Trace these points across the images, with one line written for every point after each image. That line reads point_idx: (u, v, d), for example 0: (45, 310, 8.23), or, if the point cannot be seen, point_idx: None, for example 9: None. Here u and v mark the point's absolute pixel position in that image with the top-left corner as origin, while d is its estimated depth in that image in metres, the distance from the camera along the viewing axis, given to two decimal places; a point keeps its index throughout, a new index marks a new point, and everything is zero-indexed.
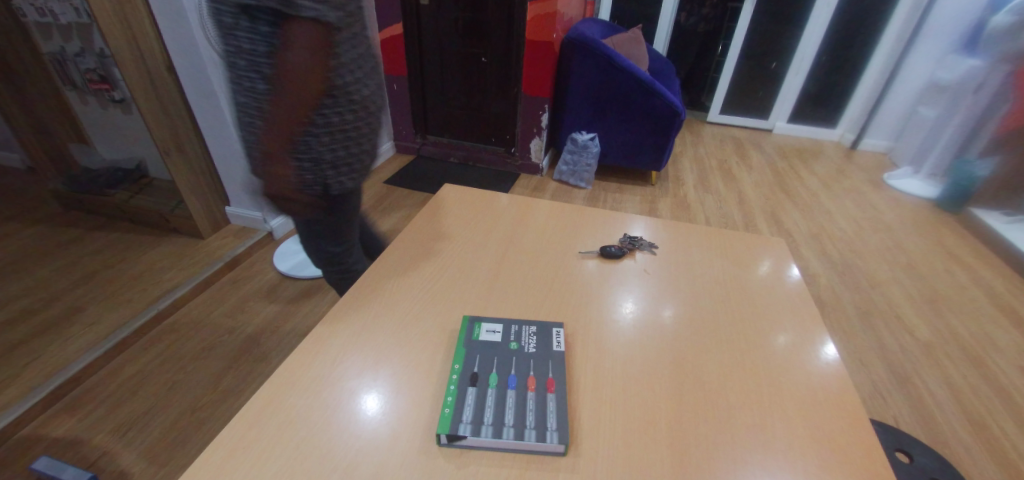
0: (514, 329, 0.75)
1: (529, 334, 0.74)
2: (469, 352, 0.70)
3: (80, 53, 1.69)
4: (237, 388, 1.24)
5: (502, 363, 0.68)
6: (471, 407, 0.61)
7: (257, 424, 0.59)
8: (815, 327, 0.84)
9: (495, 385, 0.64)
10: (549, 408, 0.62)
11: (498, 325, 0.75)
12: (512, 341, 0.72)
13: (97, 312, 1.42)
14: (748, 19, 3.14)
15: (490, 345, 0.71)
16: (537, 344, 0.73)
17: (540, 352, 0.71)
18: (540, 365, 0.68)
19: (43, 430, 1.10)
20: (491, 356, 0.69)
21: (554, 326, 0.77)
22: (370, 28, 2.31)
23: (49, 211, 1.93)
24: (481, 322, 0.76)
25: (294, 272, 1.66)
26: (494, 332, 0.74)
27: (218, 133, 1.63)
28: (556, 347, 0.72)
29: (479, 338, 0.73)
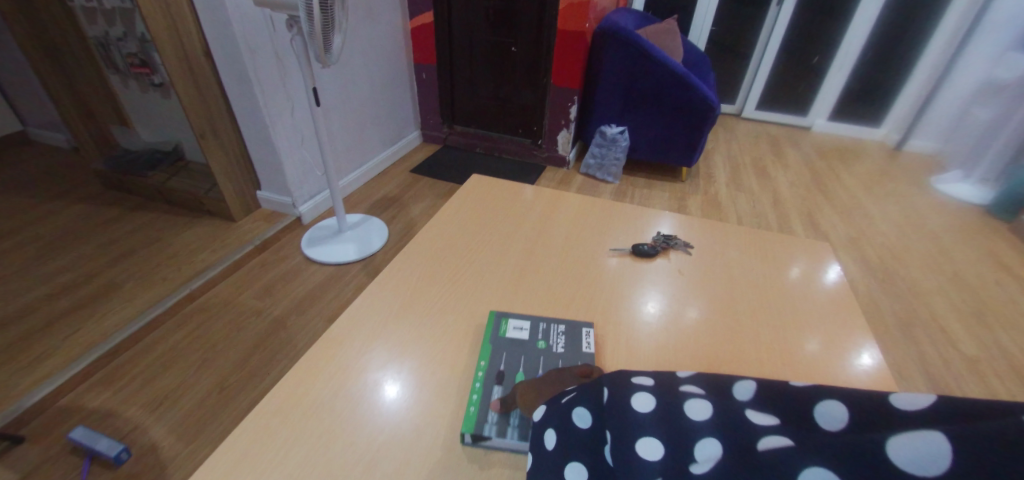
0: (540, 328, 0.73)
1: (557, 333, 0.72)
2: (495, 349, 0.68)
3: (122, 38, 1.75)
4: (263, 368, 1.26)
5: (529, 362, 0.67)
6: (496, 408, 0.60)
7: (283, 410, 0.59)
8: (854, 333, 0.79)
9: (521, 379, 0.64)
10: None
11: (525, 323, 0.74)
12: (540, 340, 0.71)
13: (134, 289, 1.48)
14: (792, 9, 2.98)
15: (517, 343, 0.70)
16: (565, 343, 0.71)
17: (568, 352, 0.69)
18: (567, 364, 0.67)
19: (82, 400, 1.16)
20: (523, 352, 0.69)
21: (584, 326, 0.74)
22: (401, 16, 2.30)
23: (93, 189, 2.03)
24: (509, 318, 0.74)
25: (354, 255, 1.70)
26: (522, 329, 0.72)
27: (252, 118, 1.66)
28: (586, 348, 0.70)
29: (506, 335, 0.71)
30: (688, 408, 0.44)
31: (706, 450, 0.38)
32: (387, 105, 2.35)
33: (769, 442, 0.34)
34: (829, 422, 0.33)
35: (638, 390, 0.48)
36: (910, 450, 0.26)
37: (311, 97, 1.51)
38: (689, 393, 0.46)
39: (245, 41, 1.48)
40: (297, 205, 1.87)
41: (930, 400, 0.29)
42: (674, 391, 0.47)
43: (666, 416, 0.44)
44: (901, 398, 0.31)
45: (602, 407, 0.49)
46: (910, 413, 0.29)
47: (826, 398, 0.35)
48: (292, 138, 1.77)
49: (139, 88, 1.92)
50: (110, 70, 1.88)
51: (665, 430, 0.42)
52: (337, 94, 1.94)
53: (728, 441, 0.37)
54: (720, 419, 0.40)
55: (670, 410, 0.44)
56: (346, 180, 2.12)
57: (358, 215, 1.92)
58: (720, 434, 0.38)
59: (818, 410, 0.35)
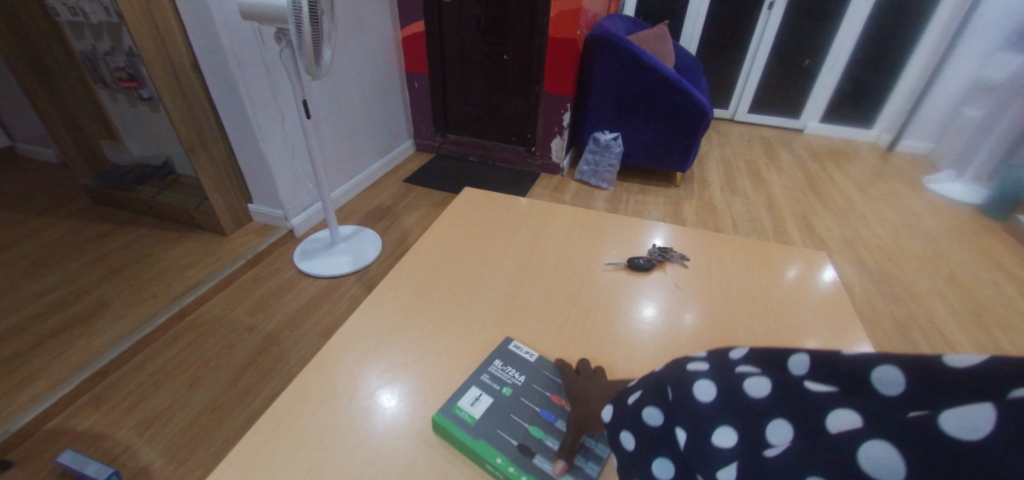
0: (489, 381, 0.64)
1: (502, 369, 0.66)
2: (486, 434, 0.56)
3: (110, 52, 1.73)
4: (256, 386, 1.24)
5: (517, 420, 0.59)
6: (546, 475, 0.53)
7: (268, 443, 0.56)
8: (852, 336, 0.78)
9: (545, 439, 0.57)
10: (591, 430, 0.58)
11: (472, 392, 0.62)
12: (503, 390, 0.63)
13: (124, 307, 1.45)
14: (781, 13, 3.01)
15: (489, 414, 0.59)
16: (519, 371, 0.66)
17: (523, 385, 0.64)
18: (534, 399, 0.62)
19: (69, 423, 1.13)
20: (504, 414, 0.59)
21: (506, 344, 0.71)
22: (392, 26, 2.30)
23: (82, 205, 2.00)
24: (455, 405, 0.59)
25: (348, 268, 1.68)
26: (480, 396, 0.61)
27: (242, 131, 1.65)
28: (529, 358, 0.69)
29: (478, 415, 0.58)
30: (749, 387, 0.40)
31: (784, 431, 0.35)
32: (379, 114, 2.34)
33: (842, 421, 0.32)
34: (889, 386, 0.31)
35: (700, 377, 0.45)
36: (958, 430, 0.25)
37: (301, 109, 1.50)
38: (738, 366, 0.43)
39: (233, 54, 1.47)
40: (289, 217, 1.85)
41: (980, 359, 0.27)
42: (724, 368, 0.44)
43: (725, 402, 0.41)
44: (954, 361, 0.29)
45: (663, 407, 0.46)
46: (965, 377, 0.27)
47: (875, 365, 0.32)
48: (283, 150, 1.75)
49: (128, 103, 1.90)
50: (98, 85, 1.86)
51: (733, 413, 0.40)
52: (328, 105, 1.93)
53: (801, 417, 0.35)
54: (783, 393, 0.38)
55: (731, 392, 0.41)
56: (338, 191, 2.10)
57: (351, 227, 1.91)
58: (789, 412, 0.36)
59: (864, 364, 0.33)
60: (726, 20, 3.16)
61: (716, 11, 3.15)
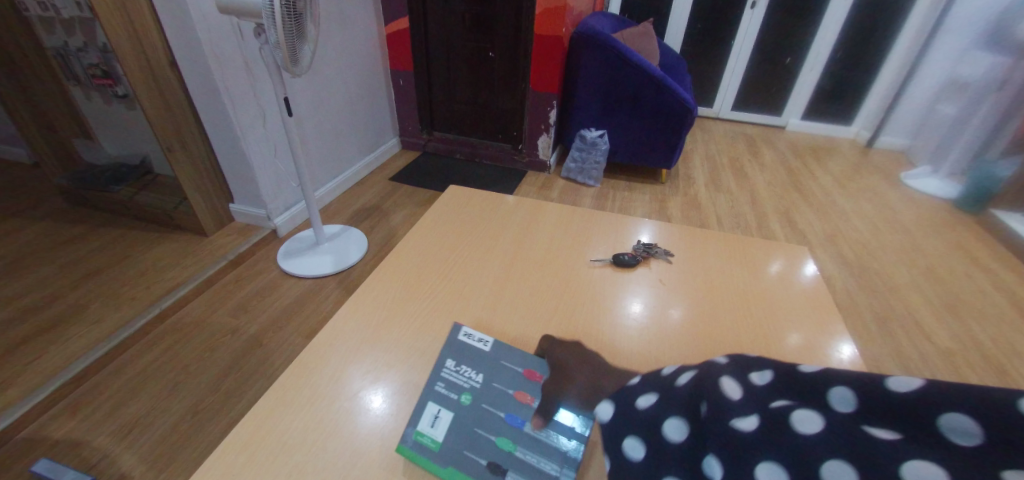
0: (444, 390, 0.61)
1: (458, 370, 0.63)
2: (454, 451, 0.55)
3: (82, 48, 1.68)
4: (239, 389, 1.22)
5: (483, 433, 0.57)
6: None
7: (248, 447, 0.55)
8: (832, 328, 0.79)
9: (514, 451, 0.56)
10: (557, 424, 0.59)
11: (430, 408, 0.59)
12: (463, 398, 0.60)
13: (101, 310, 1.41)
14: (763, 12, 3.05)
15: (451, 432, 0.57)
16: (473, 370, 0.64)
17: (482, 387, 0.62)
18: (494, 400, 0.61)
19: (45, 431, 1.10)
20: (468, 429, 0.57)
21: (457, 333, 0.68)
22: (376, 22, 2.28)
23: (55, 205, 1.95)
24: (415, 432, 0.56)
25: (330, 269, 1.66)
26: (439, 413, 0.58)
27: (222, 129, 1.61)
28: (483, 346, 0.67)
29: (438, 438, 0.56)
30: (795, 420, 0.38)
31: (751, 423, 0.41)
32: (364, 113, 2.32)
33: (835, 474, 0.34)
34: (885, 432, 0.34)
35: (735, 409, 0.42)
36: (958, 440, 0.31)
37: (283, 107, 1.47)
38: (734, 389, 0.45)
39: (212, 51, 1.44)
40: (272, 217, 1.82)
41: (977, 432, 0.31)
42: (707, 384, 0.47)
43: (709, 425, 0.43)
44: (950, 415, 0.32)
45: (688, 423, 0.46)
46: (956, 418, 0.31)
47: (868, 423, 0.35)
48: (265, 149, 1.72)
49: (103, 100, 1.85)
50: (70, 81, 1.81)
51: (781, 449, 0.37)
52: (310, 103, 1.90)
53: (793, 463, 0.36)
54: (833, 433, 0.36)
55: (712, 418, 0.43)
56: (323, 190, 2.08)
57: (336, 227, 1.88)
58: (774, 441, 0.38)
59: (863, 401, 0.36)
60: (710, 18, 3.19)
61: (700, 9, 3.18)
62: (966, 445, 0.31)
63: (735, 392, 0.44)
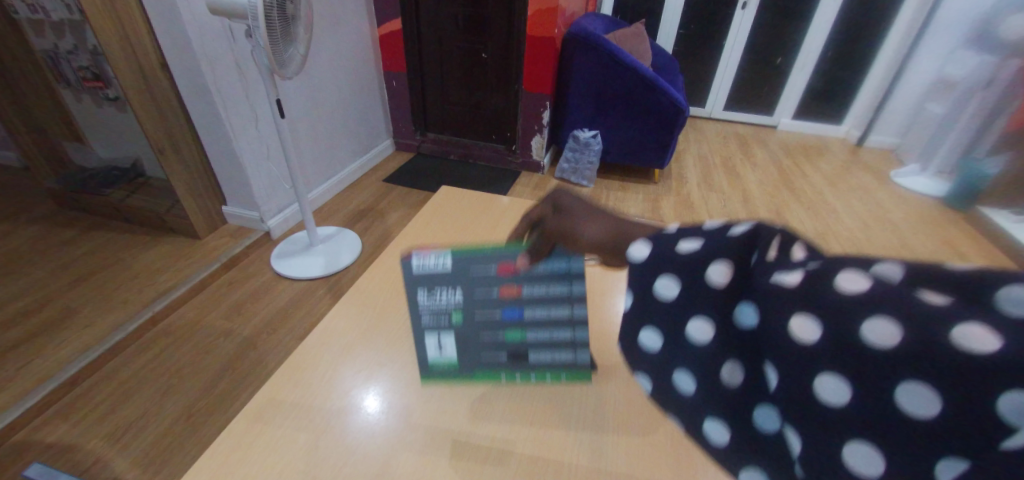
0: (432, 319, 0.53)
1: (433, 294, 0.52)
2: (477, 361, 0.53)
3: (72, 51, 1.67)
4: (232, 392, 1.22)
5: (490, 336, 0.52)
6: (551, 351, 0.53)
7: (240, 446, 0.55)
8: None
9: (526, 337, 0.52)
10: (563, 284, 0.51)
11: (431, 340, 0.53)
12: (456, 318, 0.52)
13: (92, 314, 1.41)
14: (753, 12, 3.08)
15: (463, 350, 0.53)
16: (446, 286, 0.52)
17: (462, 300, 0.52)
18: (483, 304, 0.52)
19: (36, 436, 1.09)
20: (473, 336, 0.52)
21: (407, 260, 0.52)
22: (369, 24, 2.28)
23: (46, 209, 1.93)
24: (429, 366, 0.53)
25: (320, 271, 1.65)
26: (441, 342, 0.53)
27: (214, 131, 1.61)
28: (439, 263, 0.52)
29: (455, 356, 0.53)
30: (854, 283, 0.24)
31: (752, 317, 0.29)
32: (357, 114, 2.32)
33: (794, 442, 0.26)
34: (837, 393, 0.24)
35: (780, 266, 0.28)
36: (914, 410, 0.22)
37: (275, 109, 1.47)
38: (749, 254, 0.30)
39: (202, 52, 1.44)
40: (265, 219, 1.81)
41: (935, 397, 0.21)
42: (698, 280, 0.31)
43: (680, 293, 0.32)
44: (920, 380, 0.22)
45: (713, 274, 0.30)
46: (902, 345, 0.22)
47: (816, 369, 0.25)
48: (257, 150, 1.72)
49: (93, 103, 1.84)
50: (60, 84, 1.80)
51: (821, 308, 0.25)
52: (303, 104, 1.90)
53: (832, 335, 0.24)
54: (886, 325, 0.23)
55: (699, 294, 0.31)
56: (316, 192, 2.07)
57: (330, 229, 1.88)
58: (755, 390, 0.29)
59: (837, 321, 0.24)
60: (701, 19, 3.21)
61: (692, 10, 3.20)
62: (926, 418, 0.22)
63: (722, 277, 0.30)
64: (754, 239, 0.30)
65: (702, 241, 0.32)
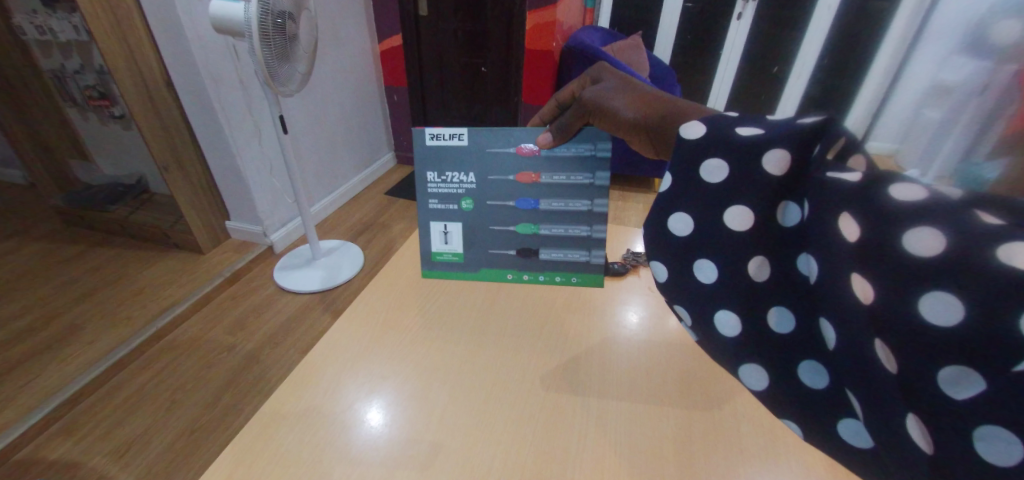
0: (441, 205, 0.74)
1: (452, 178, 0.71)
2: (475, 254, 0.77)
3: (79, 71, 1.71)
4: (236, 406, 1.21)
5: (501, 228, 0.74)
6: (552, 247, 0.74)
7: (244, 460, 0.55)
8: None
9: (537, 231, 0.73)
10: (565, 177, 0.67)
11: (443, 225, 0.75)
12: (466, 204, 0.73)
13: (96, 330, 1.41)
14: (749, 22, 3.11)
15: (463, 240, 0.76)
16: (461, 173, 0.70)
17: (477, 188, 0.71)
18: (498, 193, 0.71)
19: (39, 453, 1.09)
20: (485, 228, 0.74)
21: (427, 142, 0.70)
22: (370, 40, 2.32)
23: (51, 226, 1.95)
24: (437, 254, 0.79)
25: (316, 286, 1.65)
26: (448, 229, 0.75)
27: (218, 146, 1.63)
28: (460, 141, 0.69)
29: (458, 249, 0.77)
30: (902, 191, 0.26)
31: (796, 216, 0.34)
32: (359, 129, 2.34)
33: (831, 336, 0.31)
34: (888, 358, 0.27)
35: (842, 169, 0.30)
36: (933, 323, 0.24)
37: (278, 124, 1.50)
38: (811, 147, 0.33)
39: (207, 71, 1.47)
40: (268, 233, 1.82)
41: (982, 385, 0.23)
42: (765, 199, 0.35)
43: (733, 180, 0.37)
44: (949, 292, 0.24)
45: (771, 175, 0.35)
46: (923, 263, 0.24)
47: (898, 253, 0.25)
48: (260, 166, 1.74)
49: (99, 121, 1.87)
50: (67, 103, 1.83)
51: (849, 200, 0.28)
52: (305, 119, 1.92)
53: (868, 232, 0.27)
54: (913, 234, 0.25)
55: (750, 179, 0.36)
56: (318, 206, 2.09)
57: (332, 242, 1.89)
58: (812, 316, 0.34)
59: (874, 236, 0.26)
60: (697, 31, 3.26)
61: (687, 21, 3.26)
62: (958, 401, 0.24)
63: (779, 166, 0.34)
64: (822, 130, 0.32)
65: (764, 128, 0.36)
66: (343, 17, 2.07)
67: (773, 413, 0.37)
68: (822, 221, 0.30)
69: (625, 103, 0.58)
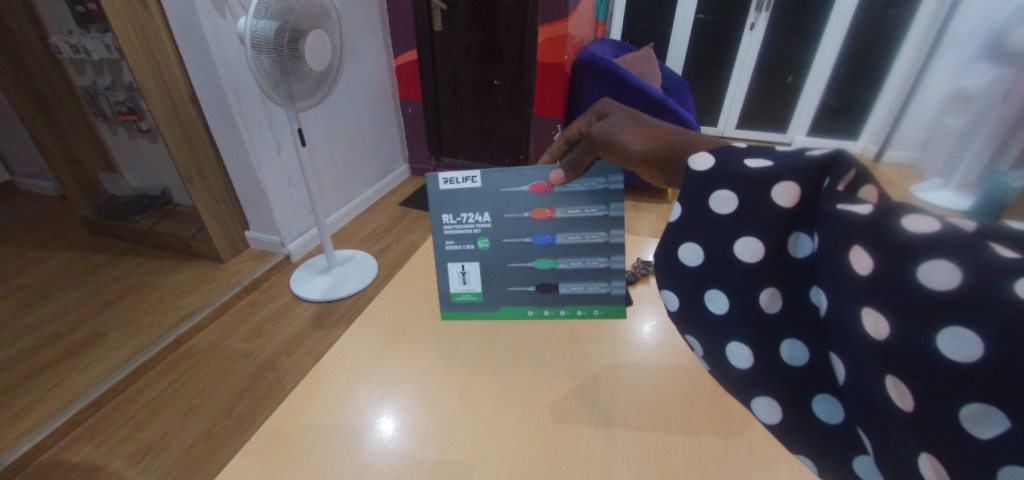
0: (456, 246, 0.69)
1: (465, 219, 0.68)
2: (493, 291, 0.73)
3: (111, 88, 1.79)
4: (251, 413, 1.23)
5: (519, 263, 0.70)
6: (572, 280, 0.71)
7: (258, 463, 0.56)
8: None
9: (556, 265, 0.69)
10: (584, 211, 0.65)
11: (456, 265, 0.70)
12: (481, 242, 0.68)
13: (119, 337, 1.45)
14: (763, 32, 3.11)
15: (479, 278, 0.71)
16: (476, 212, 0.67)
17: (493, 227, 0.68)
18: (516, 231, 0.67)
19: (62, 455, 1.12)
20: (504, 264, 0.70)
21: (437, 186, 0.67)
22: (386, 55, 2.38)
23: (80, 236, 2.02)
24: (453, 295, 0.74)
25: (317, 295, 1.67)
26: (464, 269, 0.71)
27: (238, 158, 1.68)
28: (472, 183, 0.66)
29: (474, 288, 0.72)
30: (914, 221, 0.25)
31: (808, 248, 0.34)
32: (375, 141, 2.39)
33: (842, 371, 0.31)
34: (902, 395, 0.26)
35: (858, 202, 0.29)
36: (954, 361, 0.23)
37: (296, 137, 1.54)
38: (820, 180, 0.32)
39: (229, 86, 1.52)
40: (285, 243, 1.86)
41: (1005, 424, 0.22)
42: (777, 233, 0.35)
43: (745, 216, 0.36)
44: (966, 328, 0.23)
45: (790, 208, 0.34)
46: (939, 298, 0.24)
47: (915, 287, 0.25)
48: (279, 177, 1.78)
49: (128, 135, 1.94)
50: (99, 119, 1.91)
51: (864, 229, 0.27)
52: (323, 132, 1.97)
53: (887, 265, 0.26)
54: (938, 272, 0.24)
55: (765, 212, 0.35)
56: (334, 216, 2.12)
57: (347, 252, 1.92)
58: (823, 351, 0.34)
59: (889, 269, 0.26)
60: (710, 41, 3.26)
61: (701, 32, 3.26)
62: (981, 440, 0.23)
63: (789, 199, 0.34)
64: (831, 162, 0.31)
65: (773, 161, 0.36)
66: (361, 33, 2.13)
67: (786, 449, 0.38)
68: (832, 253, 0.30)
69: (634, 135, 0.54)
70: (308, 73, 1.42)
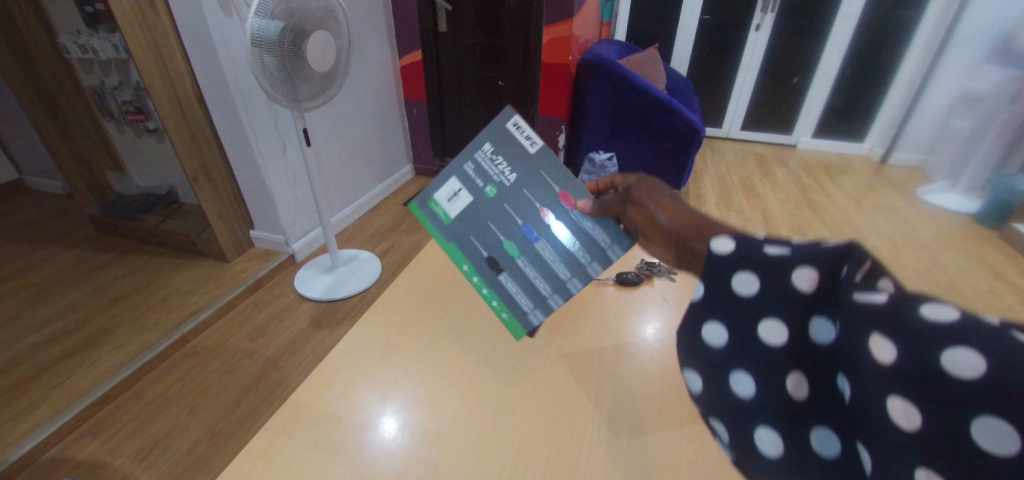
0: (471, 172, 0.55)
1: (495, 160, 0.55)
2: (456, 240, 0.56)
3: (118, 87, 1.80)
4: (256, 411, 1.23)
5: (494, 229, 0.55)
6: (517, 283, 0.55)
7: (261, 461, 0.56)
8: None
9: (516, 258, 0.55)
10: (570, 236, 0.54)
11: (454, 187, 0.56)
12: (489, 187, 0.55)
13: (124, 335, 1.46)
14: (768, 33, 3.10)
15: (463, 214, 0.56)
16: (510, 165, 0.54)
17: (512, 186, 0.54)
18: (518, 204, 0.54)
19: (67, 452, 1.12)
20: (483, 219, 0.55)
21: (509, 119, 0.53)
22: (391, 56, 2.39)
23: (86, 235, 2.04)
24: (431, 206, 0.57)
25: (317, 295, 1.67)
26: (460, 192, 0.56)
27: (244, 158, 1.69)
28: (530, 144, 0.54)
29: (449, 220, 0.56)
30: (931, 313, 0.27)
31: (828, 334, 0.33)
32: (379, 142, 2.40)
33: (866, 461, 0.30)
34: None
35: (876, 292, 0.30)
36: (990, 450, 0.24)
37: (301, 137, 1.54)
38: (837, 269, 0.33)
39: (236, 86, 1.53)
40: (290, 242, 1.87)
41: None
42: (797, 318, 0.35)
43: (763, 302, 0.37)
44: (1000, 418, 0.23)
45: (808, 299, 0.34)
46: (964, 382, 0.25)
47: (940, 374, 0.25)
48: (284, 177, 1.79)
49: (134, 134, 1.95)
50: (105, 118, 1.92)
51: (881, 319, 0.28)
52: (327, 133, 1.98)
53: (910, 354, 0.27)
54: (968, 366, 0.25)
55: (782, 293, 0.36)
56: (338, 216, 2.13)
57: (351, 253, 1.93)
58: (852, 443, 0.32)
59: (912, 357, 0.26)
60: (715, 42, 3.26)
61: (706, 33, 3.25)
62: None
63: (808, 284, 0.34)
64: (844, 256, 0.33)
65: (789, 248, 0.36)
66: (366, 34, 2.14)
67: None
68: (851, 336, 0.30)
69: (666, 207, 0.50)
70: (313, 75, 1.43)
